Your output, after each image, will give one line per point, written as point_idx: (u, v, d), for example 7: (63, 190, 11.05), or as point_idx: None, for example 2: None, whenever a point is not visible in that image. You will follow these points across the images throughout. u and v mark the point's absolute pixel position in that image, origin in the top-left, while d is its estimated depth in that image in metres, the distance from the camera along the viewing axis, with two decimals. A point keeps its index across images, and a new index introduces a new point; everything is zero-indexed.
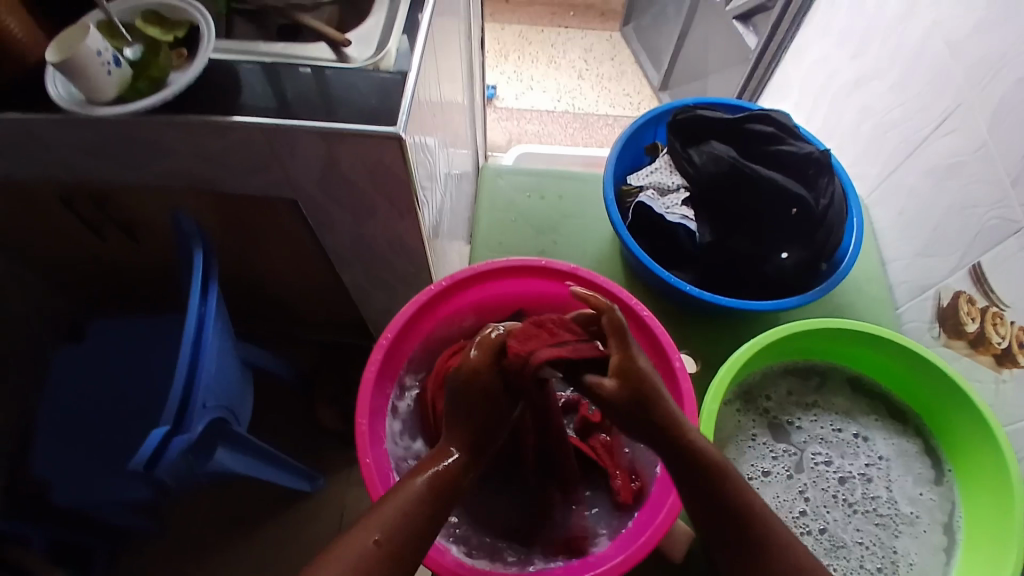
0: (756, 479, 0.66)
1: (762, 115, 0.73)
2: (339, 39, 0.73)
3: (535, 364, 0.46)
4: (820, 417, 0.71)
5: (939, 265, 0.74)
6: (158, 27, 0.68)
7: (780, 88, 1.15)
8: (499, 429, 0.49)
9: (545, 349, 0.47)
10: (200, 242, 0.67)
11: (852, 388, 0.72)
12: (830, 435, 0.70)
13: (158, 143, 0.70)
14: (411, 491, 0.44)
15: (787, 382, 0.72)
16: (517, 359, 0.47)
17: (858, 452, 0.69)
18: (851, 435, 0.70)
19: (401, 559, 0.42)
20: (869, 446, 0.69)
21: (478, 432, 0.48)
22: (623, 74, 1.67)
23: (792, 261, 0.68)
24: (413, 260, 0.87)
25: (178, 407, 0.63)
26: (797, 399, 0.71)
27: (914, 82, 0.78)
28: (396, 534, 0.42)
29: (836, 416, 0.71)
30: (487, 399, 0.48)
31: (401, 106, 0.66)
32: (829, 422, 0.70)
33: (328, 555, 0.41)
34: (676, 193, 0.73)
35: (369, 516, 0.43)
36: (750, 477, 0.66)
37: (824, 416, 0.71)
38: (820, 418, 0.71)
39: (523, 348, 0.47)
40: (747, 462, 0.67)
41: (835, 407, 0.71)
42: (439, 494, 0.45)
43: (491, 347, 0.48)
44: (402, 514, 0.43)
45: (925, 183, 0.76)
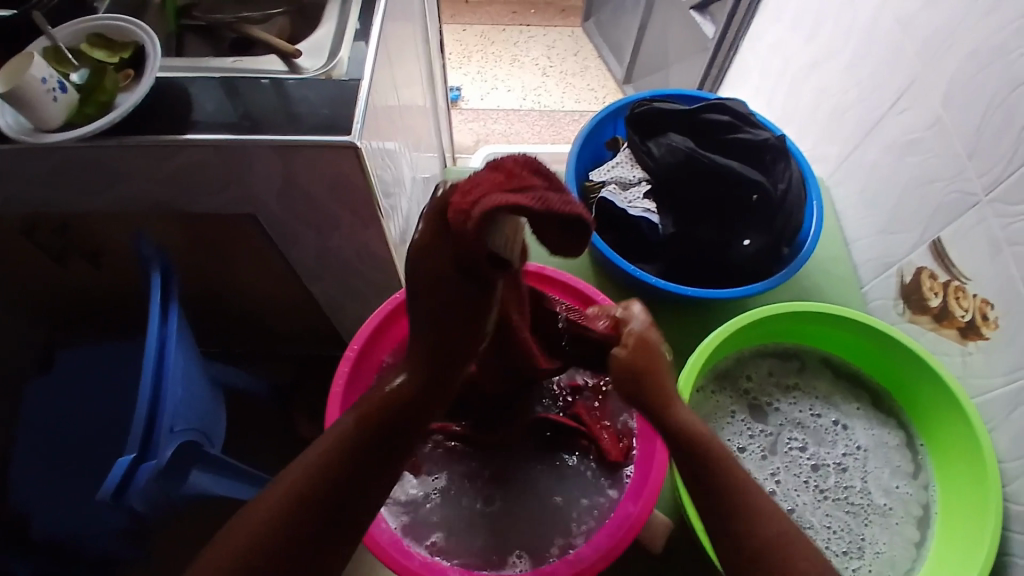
0: None
1: (719, 104, 0.72)
2: (289, 50, 0.72)
3: (478, 215, 0.36)
4: (801, 401, 0.71)
5: (901, 243, 0.75)
6: (104, 49, 0.67)
7: (739, 76, 1.15)
8: (463, 356, 0.46)
9: (493, 196, 0.36)
10: (158, 265, 0.66)
11: (834, 376, 0.73)
12: (808, 421, 0.70)
13: (110, 167, 0.68)
14: (339, 429, 0.42)
15: (767, 364, 0.72)
16: (461, 216, 0.38)
17: (836, 440, 0.69)
18: (830, 423, 0.70)
19: (312, 501, 0.39)
20: (848, 435, 0.69)
21: (434, 348, 0.44)
22: (587, 68, 1.67)
23: (753, 247, 0.68)
24: (382, 269, 0.86)
25: (142, 434, 0.61)
26: (778, 381, 0.72)
27: (868, 61, 0.79)
28: (317, 474, 0.40)
29: (816, 401, 0.71)
30: (439, 286, 0.42)
31: (355, 114, 0.65)
32: (809, 407, 0.71)
33: (252, 506, 0.40)
34: (638, 186, 0.73)
35: (295, 460, 0.41)
36: None
37: (804, 400, 0.71)
38: (799, 402, 0.71)
39: (466, 201, 0.38)
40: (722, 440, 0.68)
41: (816, 392, 0.72)
42: (371, 426, 0.42)
43: (438, 217, 0.41)
44: (327, 454, 0.41)
45: (884, 161, 0.77)
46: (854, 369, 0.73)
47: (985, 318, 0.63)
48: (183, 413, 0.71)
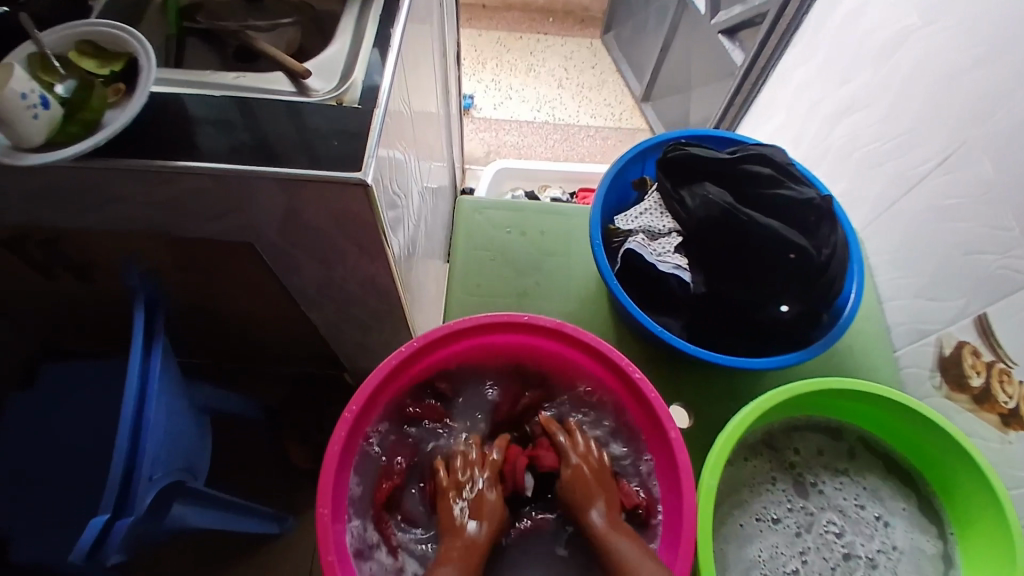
0: (764, 522, 0.63)
1: (759, 155, 0.67)
2: (297, 69, 0.67)
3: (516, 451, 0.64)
4: (846, 485, 0.66)
5: (939, 311, 0.70)
6: (94, 59, 0.62)
7: (767, 107, 1.10)
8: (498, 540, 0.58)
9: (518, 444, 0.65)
10: (142, 298, 0.61)
11: (886, 467, 0.67)
12: (850, 509, 0.65)
13: (96, 184, 0.62)
14: None
15: (817, 440, 0.68)
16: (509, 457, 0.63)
17: (873, 535, 0.65)
18: (873, 517, 0.65)
19: None
20: (888, 532, 0.65)
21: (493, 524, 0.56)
22: (605, 83, 1.61)
23: (792, 315, 0.64)
24: (386, 300, 0.80)
25: (119, 489, 0.56)
26: (827, 462, 0.67)
27: (908, 113, 0.74)
28: None
29: (862, 490, 0.66)
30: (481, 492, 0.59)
31: (367, 147, 0.60)
32: (854, 494, 0.66)
33: None
34: (668, 237, 0.67)
35: None
36: (758, 518, 0.63)
37: (851, 487, 0.66)
38: (845, 488, 0.66)
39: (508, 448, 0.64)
40: (756, 507, 0.64)
41: (865, 481, 0.67)
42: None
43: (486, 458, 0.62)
44: None
45: (922, 222, 0.72)
46: (898, 458, 0.67)
47: None
48: (166, 455, 0.66)
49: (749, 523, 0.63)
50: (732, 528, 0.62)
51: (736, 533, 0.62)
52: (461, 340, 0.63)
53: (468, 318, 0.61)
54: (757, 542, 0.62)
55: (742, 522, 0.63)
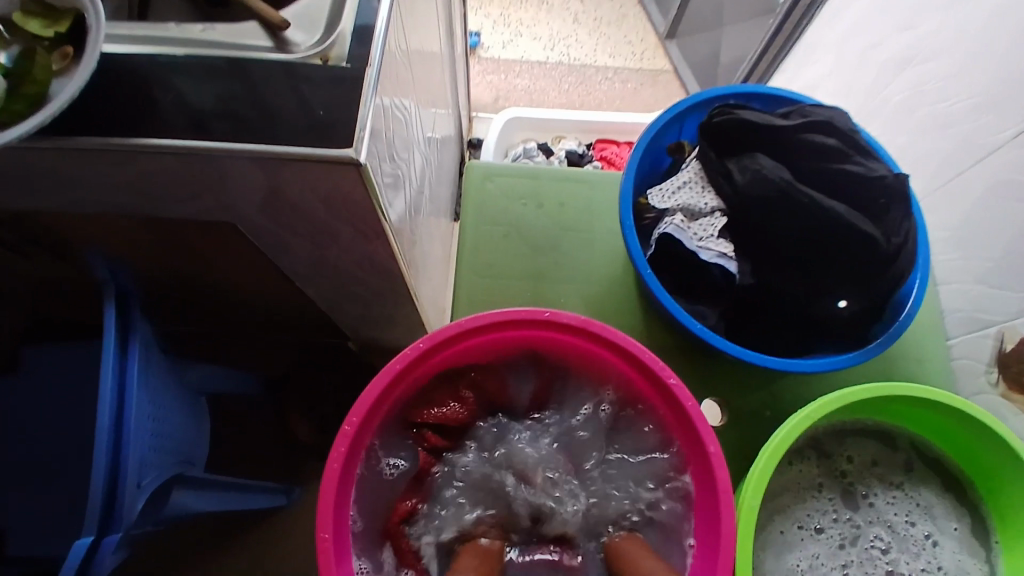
0: (806, 531, 0.60)
1: (820, 122, 0.58)
2: (273, 18, 0.57)
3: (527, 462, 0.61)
4: (898, 499, 0.62)
5: (1003, 302, 0.63)
6: (39, 19, 0.53)
7: (810, 51, 0.99)
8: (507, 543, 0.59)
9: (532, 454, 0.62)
10: (112, 292, 0.54)
11: (944, 485, 0.63)
12: (899, 525, 0.62)
13: (50, 162, 0.54)
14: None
15: (873, 450, 0.63)
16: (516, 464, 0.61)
17: (921, 554, 0.61)
18: (922, 535, 0.61)
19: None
20: (936, 552, 0.61)
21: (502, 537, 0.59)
22: (625, 16, 1.46)
23: (850, 311, 0.57)
24: (388, 278, 0.74)
25: (103, 505, 0.52)
26: (881, 474, 0.63)
27: (988, 69, 0.64)
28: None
29: (914, 507, 0.62)
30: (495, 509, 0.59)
31: (360, 119, 0.51)
32: (905, 511, 0.62)
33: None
34: (710, 218, 0.59)
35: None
36: (801, 526, 0.60)
37: (903, 502, 0.62)
38: (898, 503, 0.62)
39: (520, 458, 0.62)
40: (799, 514, 0.61)
41: (920, 498, 0.63)
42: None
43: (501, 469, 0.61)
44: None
45: (992, 199, 0.64)
46: (952, 469, 0.63)
47: None
48: (155, 455, 0.62)
49: (790, 531, 0.60)
50: (772, 536, 0.60)
51: (775, 541, 0.60)
52: (473, 337, 0.56)
53: (482, 316, 0.54)
54: (797, 551, 0.59)
55: (782, 529, 0.60)
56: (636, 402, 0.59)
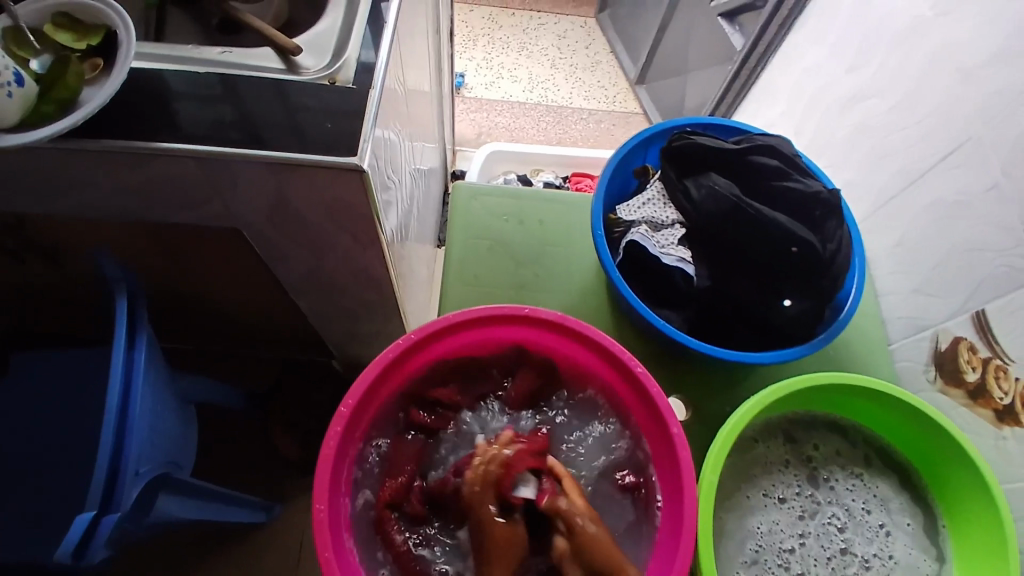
0: (770, 499, 0.65)
1: (766, 146, 0.66)
2: (288, 46, 0.64)
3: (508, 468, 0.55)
4: (857, 486, 0.68)
5: (939, 307, 0.70)
6: (68, 31, 0.59)
7: (766, 93, 1.10)
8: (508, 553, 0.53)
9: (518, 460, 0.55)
10: (123, 288, 0.58)
11: (900, 482, 0.68)
12: (857, 510, 0.66)
13: (71, 164, 0.59)
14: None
15: (836, 441, 0.69)
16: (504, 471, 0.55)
17: (875, 539, 0.66)
18: (877, 525, 0.66)
19: None
20: (889, 542, 0.65)
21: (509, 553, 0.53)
22: (598, 64, 1.58)
23: (796, 309, 0.62)
24: (377, 288, 0.78)
25: (104, 485, 0.54)
26: (844, 462, 0.69)
27: (920, 102, 0.73)
28: None
29: (872, 497, 0.67)
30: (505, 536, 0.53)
31: (364, 133, 0.57)
32: (864, 498, 0.67)
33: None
34: (670, 229, 0.66)
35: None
36: (765, 494, 0.65)
37: (863, 490, 0.67)
38: (857, 489, 0.67)
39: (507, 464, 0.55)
40: (765, 484, 0.66)
41: (877, 489, 0.68)
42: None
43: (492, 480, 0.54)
44: None
45: (926, 215, 0.72)
46: (902, 462, 0.68)
47: None
48: (152, 450, 0.64)
49: (755, 497, 0.65)
50: (738, 499, 0.65)
51: (740, 504, 0.64)
52: (460, 331, 0.60)
53: (468, 311, 0.59)
54: (759, 516, 0.64)
55: (748, 495, 0.65)
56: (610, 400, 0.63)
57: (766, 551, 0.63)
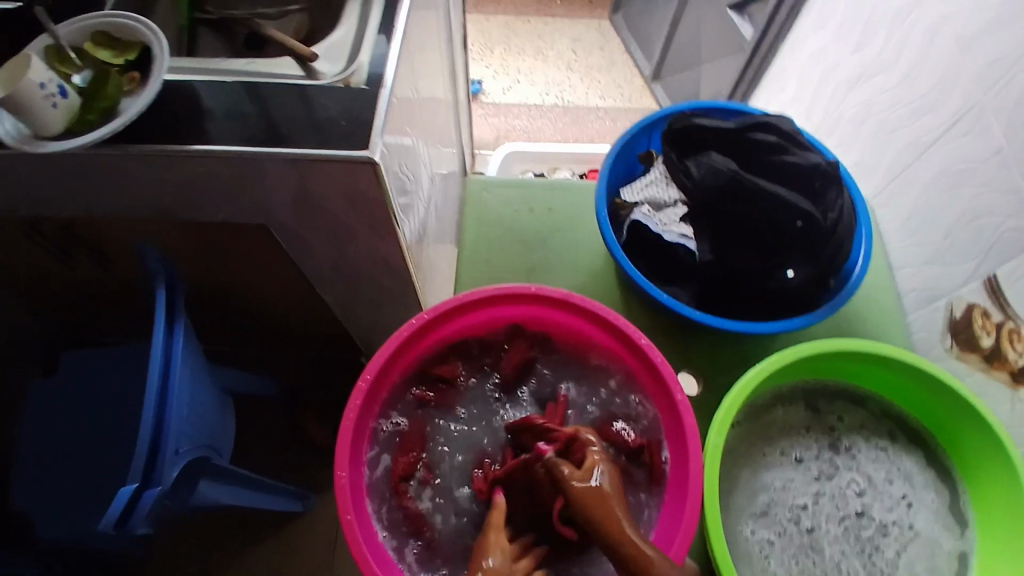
0: (788, 457, 0.66)
1: (764, 122, 0.67)
2: (304, 53, 0.69)
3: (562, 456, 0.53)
4: (881, 458, 0.67)
5: (951, 275, 0.70)
6: (108, 49, 0.66)
7: (777, 79, 1.10)
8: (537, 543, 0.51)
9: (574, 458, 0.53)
10: (162, 279, 0.63)
11: (924, 457, 0.67)
12: (878, 480, 0.66)
13: (117, 168, 0.65)
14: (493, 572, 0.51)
15: (861, 415, 0.69)
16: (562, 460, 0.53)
17: (896, 508, 0.65)
18: (899, 495, 0.66)
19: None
20: (910, 513, 0.65)
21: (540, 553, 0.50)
22: (613, 63, 1.61)
23: (797, 279, 0.64)
24: (397, 279, 0.82)
25: (145, 461, 0.59)
26: (869, 435, 0.68)
27: (924, 74, 0.73)
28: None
29: (896, 470, 0.67)
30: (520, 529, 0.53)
31: (375, 127, 0.61)
32: (887, 470, 0.67)
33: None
34: (672, 208, 0.68)
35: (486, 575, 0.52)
36: (783, 452, 0.66)
37: (886, 461, 0.67)
38: (880, 460, 0.67)
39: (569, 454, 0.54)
40: (783, 443, 0.67)
41: (902, 463, 0.67)
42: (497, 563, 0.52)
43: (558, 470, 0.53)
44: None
45: (935, 185, 0.72)
46: (921, 432, 0.68)
47: None
48: (191, 431, 0.69)
49: (772, 454, 0.66)
50: (755, 455, 0.66)
51: (756, 458, 0.66)
52: (470, 311, 0.64)
53: (476, 291, 0.62)
54: (774, 471, 0.65)
55: (765, 452, 0.66)
56: (615, 373, 0.65)
57: (777, 505, 0.64)
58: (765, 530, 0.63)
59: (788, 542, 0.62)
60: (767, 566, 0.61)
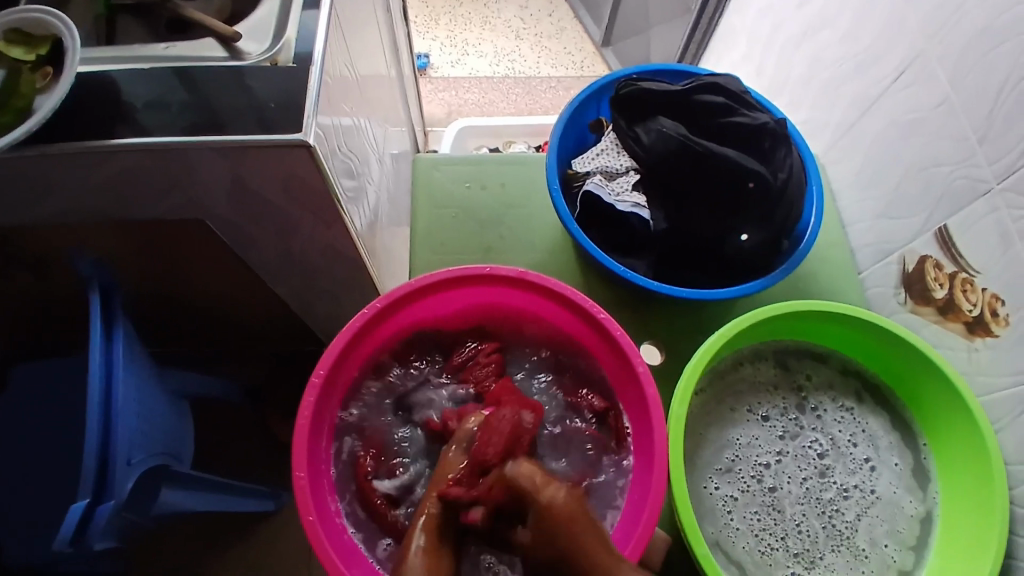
0: (754, 415, 0.67)
1: (712, 83, 0.66)
2: (227, 32, 0.64)
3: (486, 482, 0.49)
4: (846, 419, 0.68)
5: (902, 229, 0.70)
6: (22, 46, 0.60)
7: (726, 39, 1.09)
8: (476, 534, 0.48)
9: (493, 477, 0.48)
10: (96, 286, 0.58)
11: (888, 417, 0.68)
12: (842, 441, 0.67)
13: (33, 170, 0.60)
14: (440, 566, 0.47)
15: (828, 375, 0.70)
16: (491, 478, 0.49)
17: (859, 472, 0.66)
18: (861, 458, 0.66)
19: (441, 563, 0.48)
20: (873, 476, 0.66)
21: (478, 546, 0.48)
22: (563, 30, 1.57)
23: (751, 243, 0.63)
24: (350, 267, 0.79)
25: (95, 473, 0.56)
26: (836, 396, 0.69)
27: (868, 28, 0.73)
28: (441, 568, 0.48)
29: (860, 432, 0.68)
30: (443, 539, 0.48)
31: (307, 109, 0.58)
32: (851, 431, 0.67)
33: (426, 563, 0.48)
34: (625, 176, 0.67)
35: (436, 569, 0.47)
36: (749, 411, 0.67)
37: (851, 422, 0.68)
38: (844, 421, 0.68)
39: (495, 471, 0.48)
40: (750, 401, 0.68)
41: (867, 425, 0.68)
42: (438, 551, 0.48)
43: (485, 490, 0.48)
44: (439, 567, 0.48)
45: (884, 139, 0.72)
46: (882, 389, 0.69)
47: (996, 314, 0.59)
48: (144, 440, 0.66)
49: (739, 411, 0.67)
50: (722, 413, 0.67)
51: (723, 415, 0.67)
52: (426, 297, 0.61)
53: (429, 275, 0.60)
54: (739, 428, 0.66)
55: (733, 408, 0.67)
56: (575, 350, 0.64)
57: (741, 461, 0.65)
58: (728, 486, 0.63)
59: (751, 499, 0.63)
60: (730, 522, 0.62)
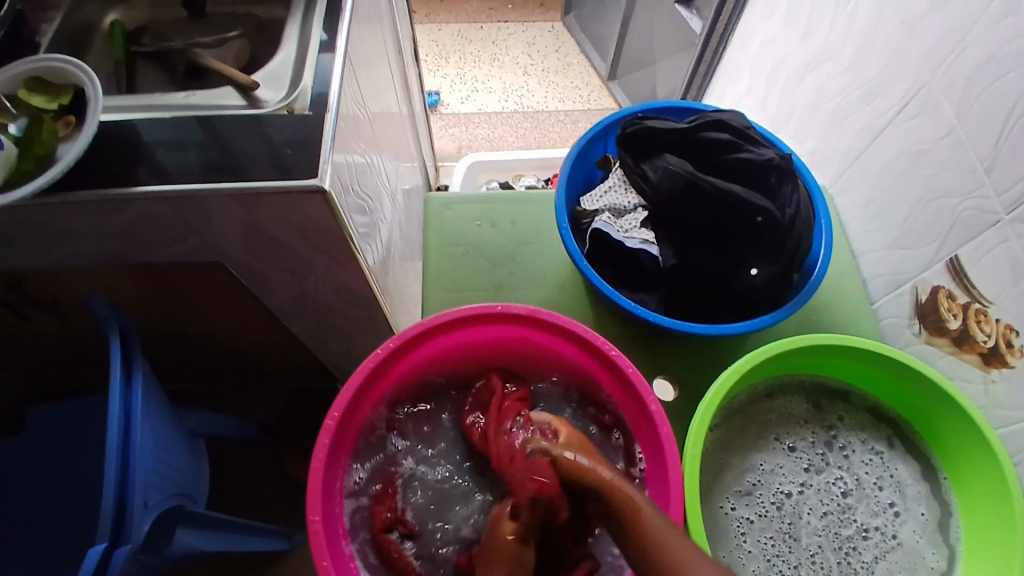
0: (782, 443, 0.66)
1: (715, 121, 0.67)
2: (245, 81, 0.67)
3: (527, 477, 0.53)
4: (874, 461, 0.67)
5: (913, 259, 0.70)
6: (42, 93, 0.62)
7: (730, 73, 1.11)
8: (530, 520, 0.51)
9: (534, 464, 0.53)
10: (116, 328, 0.60)
11: (916, 464, 0.66)
12: (868, 483, 0.66)
13: (57, 217, 0.62)
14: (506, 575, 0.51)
15: (859, 417, 0.69)
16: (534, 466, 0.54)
17: (882, 514, 0.64)
18: (886, 502, 0.65)
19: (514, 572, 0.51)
20: (896, 522, 0.64)
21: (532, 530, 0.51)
22: (570, 65, 1.61)
23: (762, 277, 0.63)
24: (363, 305, 0.80)
25: (112, 517, 0.56)
26: (868, 441, 0.68)
27: (871, 61, 0.74)
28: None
29: (888, 476, 0.66)
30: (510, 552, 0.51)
31: (322, 155, 0.59)
32: (879, 475, 0.66)
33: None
34: (633, 213, 0.68)
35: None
36: (778, 439, 0.67)
37: (880, 465, 0.67)
38: (873, 463, 0.67)
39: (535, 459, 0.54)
40: (779, 430, 0.67)
41: (896, 471, 0.66)
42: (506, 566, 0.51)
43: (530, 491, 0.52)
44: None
45: (891, 169, 0.72)
46: (904, 426, 0.67)
47: (1010, 346, 0.58)
48: (159, 482, 0.67)
49: (767, 439, 0.66)
50: (748, 438, 0.66)
51: (748, 442, 0.66)
52: (440, 336, 0.62)
53: (442, 314, 0.60)
54: (764, 454, 0.66)
55: (759, 435, 0.66)
56: (589, 386, 0.64)
57: (763, 486, 0.64)
58: (745, 509, 0.63)
59: (768, 524, 0.62)
60: (743, 545, 0.61)
